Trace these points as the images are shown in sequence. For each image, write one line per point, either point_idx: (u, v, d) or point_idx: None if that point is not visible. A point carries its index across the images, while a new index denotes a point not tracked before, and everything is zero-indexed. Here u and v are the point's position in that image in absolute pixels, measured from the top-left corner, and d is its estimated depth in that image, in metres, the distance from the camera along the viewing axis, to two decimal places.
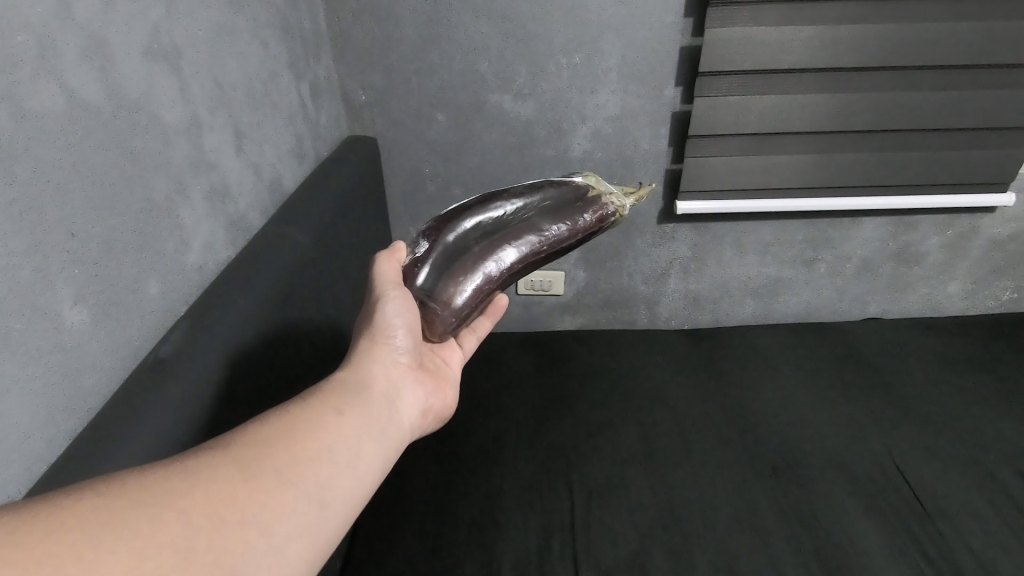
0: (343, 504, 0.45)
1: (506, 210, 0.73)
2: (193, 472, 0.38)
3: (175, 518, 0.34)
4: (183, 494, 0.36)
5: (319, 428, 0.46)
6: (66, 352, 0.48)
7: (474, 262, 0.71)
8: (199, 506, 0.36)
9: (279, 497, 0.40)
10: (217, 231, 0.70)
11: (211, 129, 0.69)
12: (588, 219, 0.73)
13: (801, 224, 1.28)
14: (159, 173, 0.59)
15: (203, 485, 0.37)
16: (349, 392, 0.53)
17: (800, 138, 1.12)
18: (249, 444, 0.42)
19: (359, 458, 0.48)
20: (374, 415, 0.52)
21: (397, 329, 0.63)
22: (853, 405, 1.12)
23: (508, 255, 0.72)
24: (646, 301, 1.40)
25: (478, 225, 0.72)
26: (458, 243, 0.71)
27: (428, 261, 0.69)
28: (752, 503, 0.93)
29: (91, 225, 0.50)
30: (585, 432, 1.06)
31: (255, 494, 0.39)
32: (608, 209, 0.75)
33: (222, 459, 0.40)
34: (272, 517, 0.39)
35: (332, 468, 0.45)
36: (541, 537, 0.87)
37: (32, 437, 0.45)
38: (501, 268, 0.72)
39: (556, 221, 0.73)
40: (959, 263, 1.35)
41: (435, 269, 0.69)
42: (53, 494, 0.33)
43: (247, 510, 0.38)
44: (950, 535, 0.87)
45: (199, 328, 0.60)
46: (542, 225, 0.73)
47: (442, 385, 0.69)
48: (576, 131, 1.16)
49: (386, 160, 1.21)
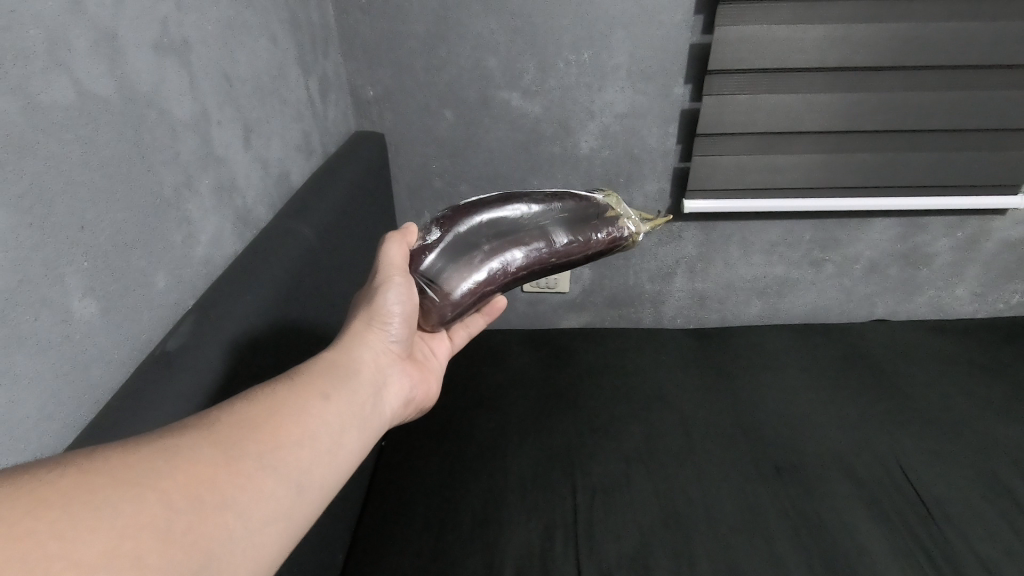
0: (320, 490, 0.45)
1: (523, 213, 0.72)
2: (177, 453, 0.37)
3: (157, 499, 0.34)
4: (165, 475, 0.36)
5: (303, 413, 0.47)
6: (74, 343, 0.48)
7: (481, 259, 0.71)
8: (182, 487, 0.36)
9: (260, 480, 0.40)
10: (225, 226, 0.70)
11: (220, 124, 0.69)
12: (601, 239, 0.73)
13: (809, 224, 1.27)
14: (168, 167, 0.59)
15: (187, 466, 0.37)
16: (336, 377, 0.53)
17: (809, 138, 1.11)
18: (234, 425, 0.42)
19: (340, 445, 0.48)
20: (358, 401, 0.53)
21: (394, 317, 0.62)
22: (859, 407, 1.12)
23: (515, 258, 0.72)
24: (651, 300, 1.40)
25: (492, 223, 0.71)
26: (468, 237, 0.71)
27: (437, 248, 0.69)
28: (755, 503, 0.93)
29: (100, 218, 0.50)
30: (587, 430, 1.06)
31: (236, 478, 0.39)
32: (623, 233, 0.74)
33: (204, 440, 0.39)
34: (252, 500, 0.39)
35: (313, 454, 0.45)
36: (542, 533, 0.88)
37: (41, 427, 0.45)
38: (506, 269, 0.72)
39: (569, 234, 0.73)
40: (969, 265, 1.34)
41: (441, 258, 0.69)
42: (35, 470, 0.32)
43: (228, 493, 0.38)
44: (955, 539, 0.87)
45: (206, 321, 0.60)
46: (554, 235, 0.73)
47: (427, 376, 0.70)
48: (583, 128, 1.16)
49: (394, 156, 1.21)
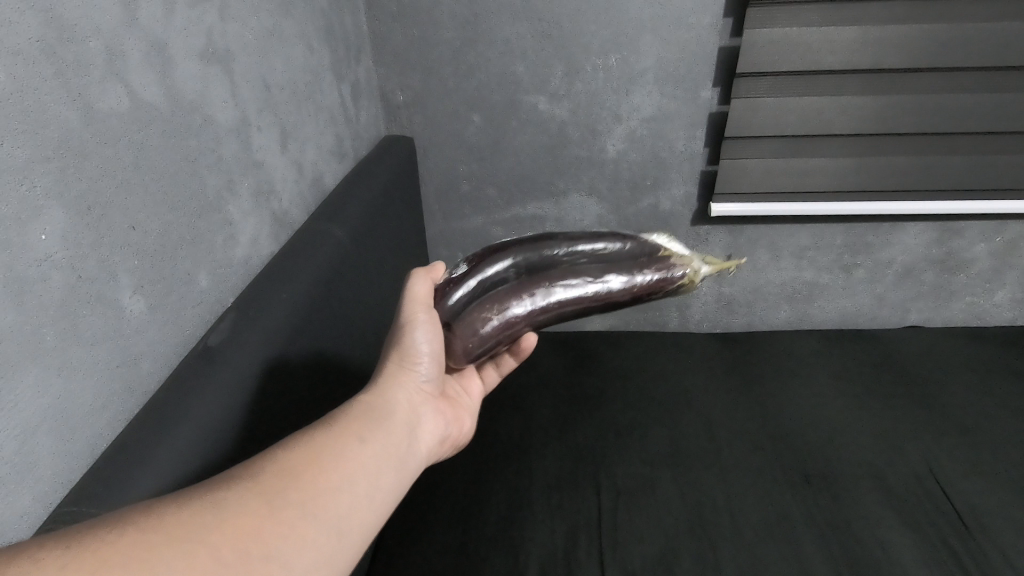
0: (361, 534, 0.46)
1: (558, 252, 0.73)
2: (224, 506, 0.39)
3: (205, 554, 0.36)
4: (215, 529, 0.38)
5: (341, 457, 0.48)
6: (126, 337, 0.50)
7: (508, 295, 0.72)
8: (228, 540, 0.38)
9: (301, 529, 0.41)
10: (262, 226, 0.72)
11: (258, 129, 0.71)
12: (642, 278, 0.74)
13: (840, 228, 1.26)
14: (212, 170, 0.62)
15: (232, 518, 0.39)
16: (371, 420, 0.55)
17: (840, 141, 1.10)
18: (278, 473, 0.44)
19: (377, 487, 0.49)
20: (393, 443, 0.54)
21: (424, 355, 0.64)
22: (891, 414, 1.10)
23: (547, 294, 0.72)
24: (677, 303, 1.39)
25: (523, 261, 0.73)
26: (496, 273, 0.72)
27: (465, 283, 0.69)
28: (783, 508, 0.92)
29: (150, 218, 0.53)
30: (613, 433, 1.07)
31: (279, 527, 0.40)
32: (671, 272, 0.74)
33: (249, 491, 0.41)
34: (294, 550, 0.40)
35: (352, 498, 0.46)
36: (568, 537, 0.88)
37: (95, 416, 0.47)
38: (536, 305, 0.72)
39: (607, 272, 0.74)
40: (1009, 271, 1.30)
41: (468, 293, 0.69)
42: (98, 526, 0.35)
43: (272, 545, 0.39)
44: (991, 551, 0.85)
45: (247, 319, 0.62)
46: (591, 274, 0.73)
47: (461, 413, 0.72)
48: (611, 131, 1.16)
49: (423, 160, 1.23)
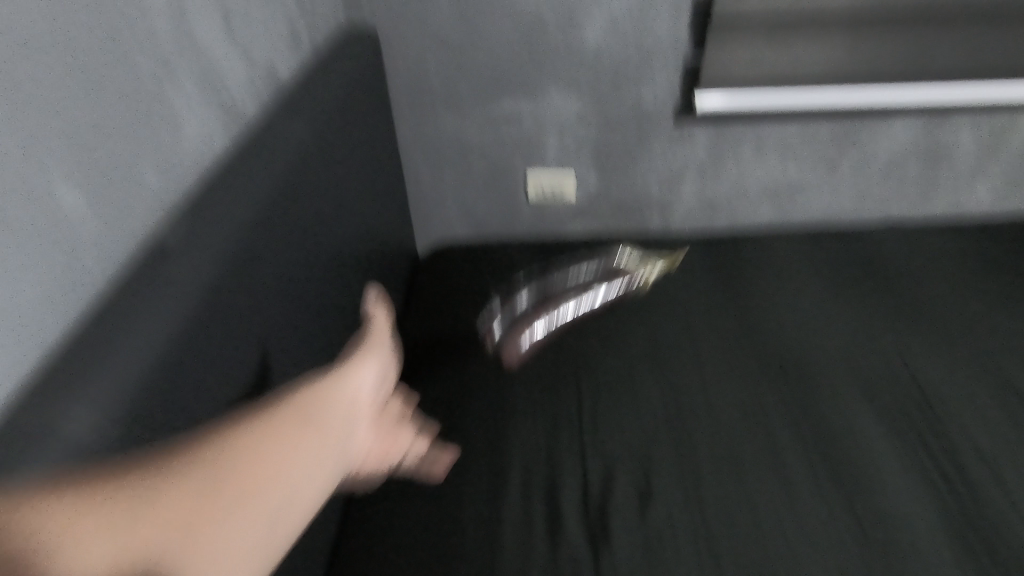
0: (290, 535, 0.49)
1: (558, 279, 1.24)
2: (157, 473, 0.41)
3: (134, 525, 0.38)
4: (144, 499, 0.39)
5: (276, 434, 0.49)
6: (62, 230, 0.46)
7: (530, 310, 1.14)
8: (159, 517, 0.39)
9: (233, 515, 0.44)
10: (212, 118, 0.67)
11: (198, 7, 0.64)
12: (621, 289, 1.17)
13: (828, 122, 1.22)
14: (145, 50, 0.56)
15: (158, 492, 0.40)
16: (312, 396, 0.55)
17: (837, 33, 1.07)
18: (209, 444, 0.45)
19: (312, 483, 0.51)
20: (335, 429, 0.56)
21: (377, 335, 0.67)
22: (867, 307, 1.11)
23: (557, 301, 1.16)
24: (659, 206, 1.36)
25: (535, 289, 1.21)
26: (520, 296, 1.19)
27: (499, 306, 1.15)
28: (759, 397, 0.95)
29: (70, 97, 0.47)
30: (595, 334, 1.08)
31: (211, 506, 0.42)
32: (636, 282, 1.19)
33: (181, 458, 0.43)
34: (223, 541, 0.42)
35: (286, 495, 0.48)
36: (551, 430, 0.91)
37: (40, 311, 0.44)
38: (551, 303, 1.15)
39: (596, 286, 1.18)
40: (993, 162, 1.29)
41: (505, 305, 1.16)
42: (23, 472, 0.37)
43: (202, 522, 0.41)
44: (953, 430, 0.89)
45: (199, 219, 0.58)
46: (585, 290, 1.18)
47: (394, 435, 0.73)
48: (591, 15, 1.10)
49: (391, 56, 1.15)
